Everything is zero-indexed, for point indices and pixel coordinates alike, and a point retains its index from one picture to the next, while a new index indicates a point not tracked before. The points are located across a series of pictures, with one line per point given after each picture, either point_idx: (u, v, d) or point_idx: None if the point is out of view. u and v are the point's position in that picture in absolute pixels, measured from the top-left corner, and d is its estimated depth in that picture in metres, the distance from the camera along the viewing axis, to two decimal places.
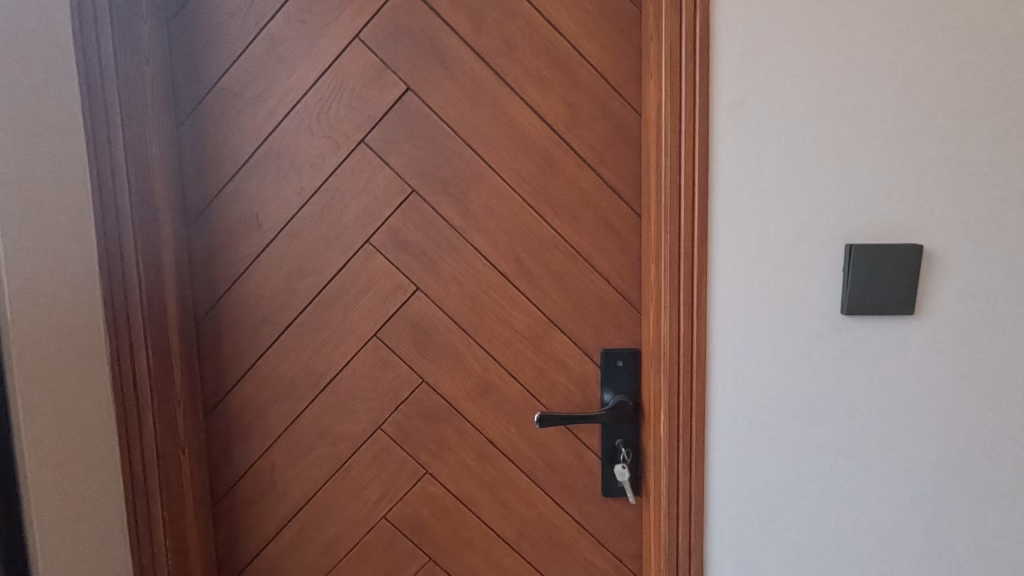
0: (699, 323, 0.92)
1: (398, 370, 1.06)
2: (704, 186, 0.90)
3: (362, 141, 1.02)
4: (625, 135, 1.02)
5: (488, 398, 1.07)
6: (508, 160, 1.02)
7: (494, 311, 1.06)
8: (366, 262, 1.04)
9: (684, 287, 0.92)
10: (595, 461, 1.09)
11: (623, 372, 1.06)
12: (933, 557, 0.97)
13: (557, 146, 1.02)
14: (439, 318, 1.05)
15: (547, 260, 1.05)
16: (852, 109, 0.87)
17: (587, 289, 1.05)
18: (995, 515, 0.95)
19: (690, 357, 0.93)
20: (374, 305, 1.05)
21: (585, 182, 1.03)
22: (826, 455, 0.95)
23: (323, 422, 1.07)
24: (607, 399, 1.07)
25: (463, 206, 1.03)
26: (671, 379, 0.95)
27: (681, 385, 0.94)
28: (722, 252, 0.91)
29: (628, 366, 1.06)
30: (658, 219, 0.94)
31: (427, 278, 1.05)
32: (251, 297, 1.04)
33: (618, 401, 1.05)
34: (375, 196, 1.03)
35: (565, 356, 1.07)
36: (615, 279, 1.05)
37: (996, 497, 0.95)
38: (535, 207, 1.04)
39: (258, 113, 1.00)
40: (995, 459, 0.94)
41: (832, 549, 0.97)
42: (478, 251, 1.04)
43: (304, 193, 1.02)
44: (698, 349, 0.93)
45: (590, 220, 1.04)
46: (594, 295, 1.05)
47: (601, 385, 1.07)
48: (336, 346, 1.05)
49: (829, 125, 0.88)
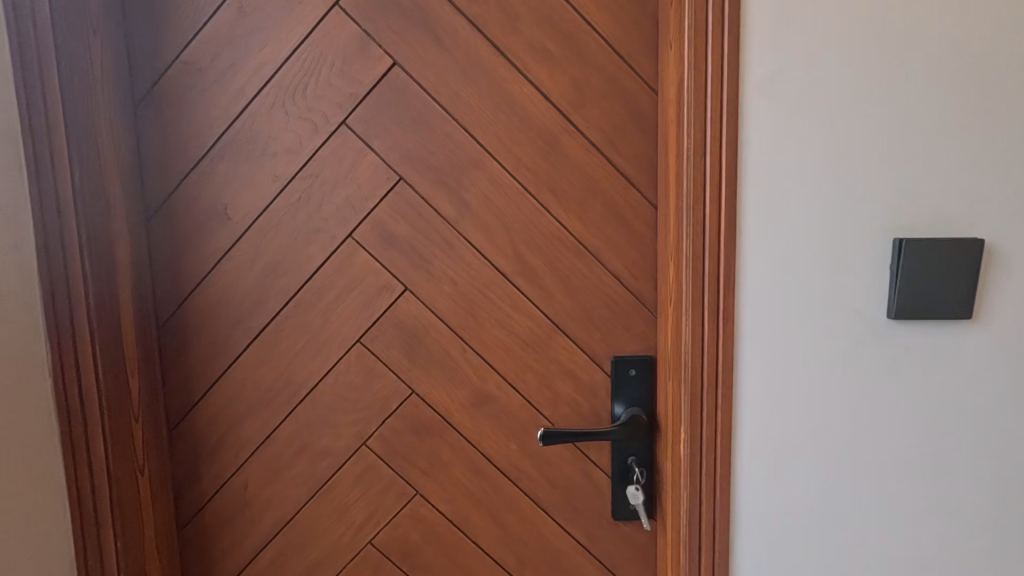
0: (726, 327, 0.81)
1: (386, 379, 0.95)
2: (733, 172, 0.78)
3: (344, 122, 0.90)
4: (640, 116, 0.91)
5: (485, 411, 0.96)
6: (507, 144, 0.91)
7: (492, 313, 0.94)
8: (348, 260, 0.93)
9: (710, 287, 0.81)
10: (604, 480, 0.98)
11: (635, 383, 0.95)
12: None
13: (562, 129, 0.91)
14: (431, 322, 0.94)
15: (551, 257, 0.94)
16: (901, 83, 0.76)
17: (595, 288, 0.94)
18: None
19: (715, 367, 0.82)
20: (359, 307, 0.94)
21: (595, 169, 0.92)
22: (866, 476, 0.84)
23: (302, 437, 0.96)
24: (619, 412, 0.96)
25: (457, 196, 0.92)
26: (693, 392, 0.83)
27: (704, 399, 0.83)
28: (752, 246, 0.80)
29: (641, 376, 0.95)
30: (679, 210, 0.82)
31: (417, 276, 0.93)
32: (220, 298, 0.92)
33: (631, 415, 0.94)
34: (358, 185, 0.91)
35: (571, 364, 0.96)
36: (628, 278, 0.94)
37: None
38: (537, 197, 0.92)
39: (225, 91, 0.89)
40: None
41: None
42: (474, 246, 0.93)
43: (279, 182, 0.91)
44: (724, 358, 0.81)
45: (599, 211, 0.93)
46: (603, 295, 0.94)
47: (612, 397, 0.96)
48: (316, 353, 0.94)
49: (874, 102, 0.77)
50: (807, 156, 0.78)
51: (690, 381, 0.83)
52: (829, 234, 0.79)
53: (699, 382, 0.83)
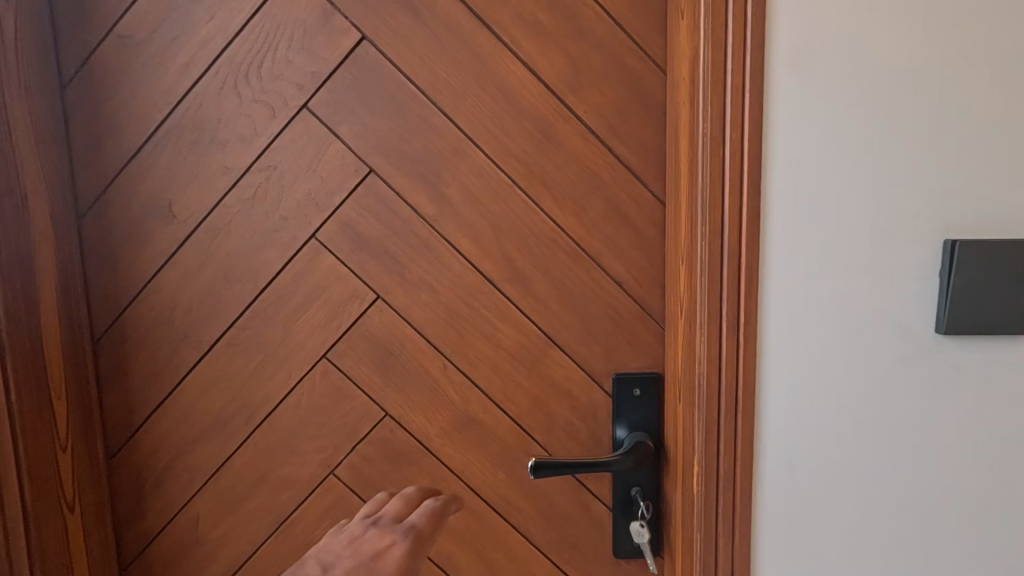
0: (748, 344, 0.69)
1: (356, 400, 0.83)
2: (757, 161, 0.66)
3: (306, 106, 0.78)
4: (646, 99, 0.79)
5: (469, 436, 0.85)
6: (494, 131, 0.79)
7: (477, 325, 0.83)
8: (312, 265, 0.81)
9: (729, 297, 0.69)
10: (604, 513, 0.87)
11: (640, 405, 0.84)
12: None
13: (556, 114, 0.79)
14: (407, 335, 0.83)
15: (543, 260, 0.82)
16: (957, 56, 0.64)
17: (594, 296, 0.82)
18: None
19: (734, 390, 0.70)
20: (324, 318, 0.82)
21: (594, 160, 0.80)
22: (908, 514, 0.73)
23: (261, 465, 0.84)
24: (621, 438, 0.84)
25: (436, 191, 0.80)
26: (710, 418, 0.72)
27: (721, 426, 0.71)
28: (779, 249, 0.68)
29: (646, 396, 0.84)
30: (693, 206, 0.71)
31: (390, 283, 0.82)
32: (164, 308, 0.81)
33: (635, 442, 0.82)
34: (322, 178, 0.80)
35: (567, 383, 0.84)
36: (631, 285, 0.82)
37: None
38: (528, 192, 0.81)
39: (167, 69, 0.77)
40: None
41: None
42: (456, 249, 0.81)
43: (231, 174, 0.79)
44: (745, 380, 0.70)
45: (599, 208, 0.81)
46: (603, 304, 0.83)
47: (613, 420, 0.85)
48: (276, 371, 0.83)
49: (924, 79, 0.65)
50: (843, 144, 0.66)
51: (705, 405, 0.71)
52: (869, 236, 0.67)
53: (716, 408, 0.71)
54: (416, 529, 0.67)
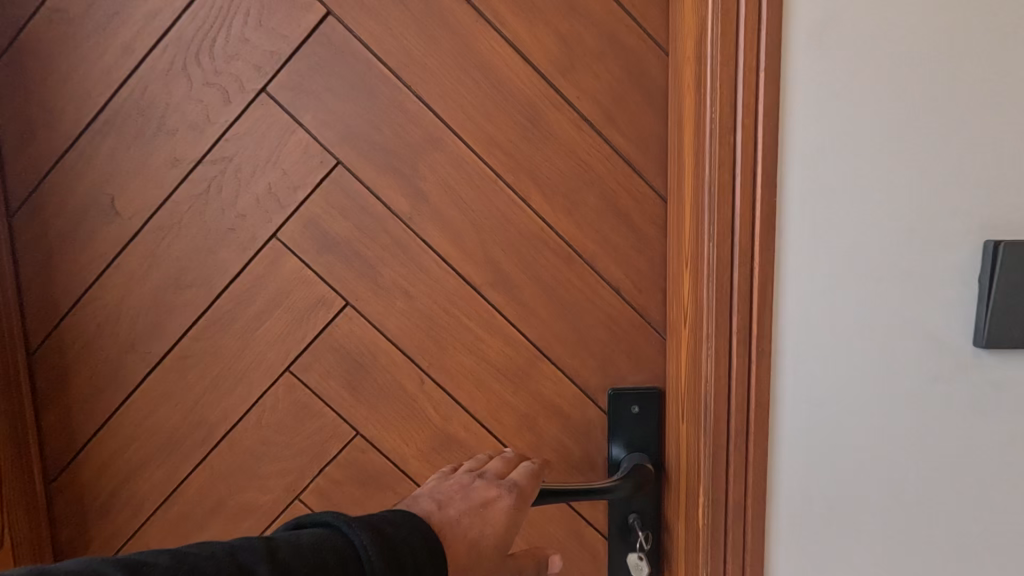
0: (761, 360, 0.61)
1: (323, 418, 0.75)
2: (773, 152, 0.58)
3: (264, 90, 0.70)
4: (645, 83, 0.71)
5: (449, 457, 0.76)
6: (476, 119, 0.71)
7: (457, 335, 0.74)
8: (272, 268, 0.73)
9: (740, 306, 0.61)
10: (598, 542, 0.79)
11: (639, 423, 0.76)
12: None
13: (545, 99, 0.71)
14: (380, 345, 0.74)
15: (532, 262, 0.74)
16: (1006, 27, 0.56)
17: (588, 303, 0.74)
18: None
19: (745, 412, 0.62)
20: (287, 328, 0.74)
21: (588, 151, 0.72)
22: (942, 549, 0.64)
23: (218, 490, 0.76)
24: (618, 460, 0.76)
25: (411, 185, 0.72)
26: (717, 443, 0.63)
27: (730, 452, 0.63)
28: (796, 252, 0.60)
29: (645, 415, 0.75)
30: (699, 203, 0.62)
31: (361, 288, 0.73)
32: (108, 316, 0.72)
33: (633, 465, 0.74)
34: (284, 172, 0.71)
35: (558, 399, 0.76)
36: (629, 291, 0.74)
37: None
38: (514, 187, 0.72)
39: (107, 49, 0.68)
40: None
41: None
42: (434, 250, 0.73)
43: (180, 167, 0.71)
44: (758, 401, 0.62)
45: (593, 205, 0.73)
46: (598, 312, 0.74)
47: (609, 440, 0.76)
48: (234, 386, 0.74)
49: (968, 54, 0.56)
50: (870, 133, 0.58)
51: (712, 429, 0.63)
52: (898, 237, 0.59)
53: (724, 432, 0.63)
54: (520, 486, 0.62)
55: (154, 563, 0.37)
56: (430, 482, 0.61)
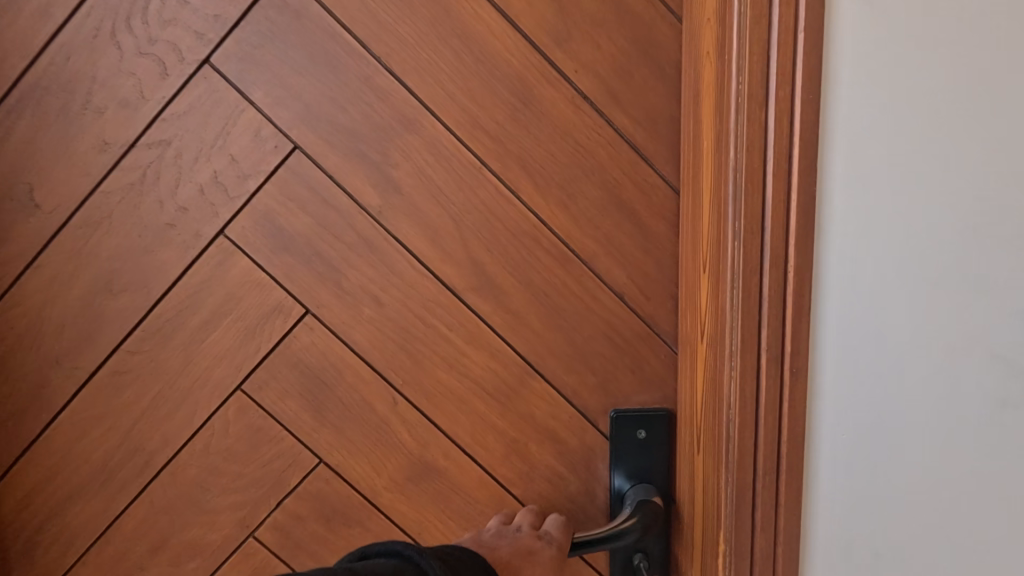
0: (796, 382, 0.51)
1: (281, 444, 0.65)
2: (814, 131, 0.48)
3: (208, 60, 0.59)
4: (655, 55, 0.60)
5: (427, 488, 0.66)
6: (457, 97, 0.61)
7: (436, 348, 0.64)
8: (220, 271, 0.62)
9: (772, 317, 0.51)
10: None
11: (645, 451, 0.66)
12: None
13: (538, 74, 0.61)
14: (347, 361, 0.64)
15: (522, 265, 0.63)
16: None
17: (587, 311, 0.64)
18: None
19: (775, 442, 0.52)
20: (237, 340, 0.63)
21: (587, 135, 0.61)
22: None
23: (159, 527, 0.66)
24: (622, 493, 0.66)
25: (382, 174, 0.62)
26: (743, 480, 0.54)
27: (757, 490, 0.54)
28: (840, 257, 0.49)
29: (653, 441, 0.65)
30: (722, 195, 0.52)
31: (323, 294, 0.63)
32: (27, 326, 0.62)
33: (639, 500, 0.64)
34: (234, 158, 0.61)
35: (552, 422, 0.66)
36: (634, 297, 0.64)
37: None
38: (501, 177, 0.62)
39: (23, 11, 0.58)
40: None
41: None
42: (408, 250, 0.63)
43: (110, 151, 0.60)
44: (791, 430, 0.52)
45: (594, 197, 0.62)
46: (598, 322, 0.64)
47: (611, 470, 0.66)
48: (177, 407, 0.64)
49: None
50: (951, 108, 0.45)
51: (736, 462, 0.54)
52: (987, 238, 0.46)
53: (751, 466, 0.54)
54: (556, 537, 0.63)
55: None
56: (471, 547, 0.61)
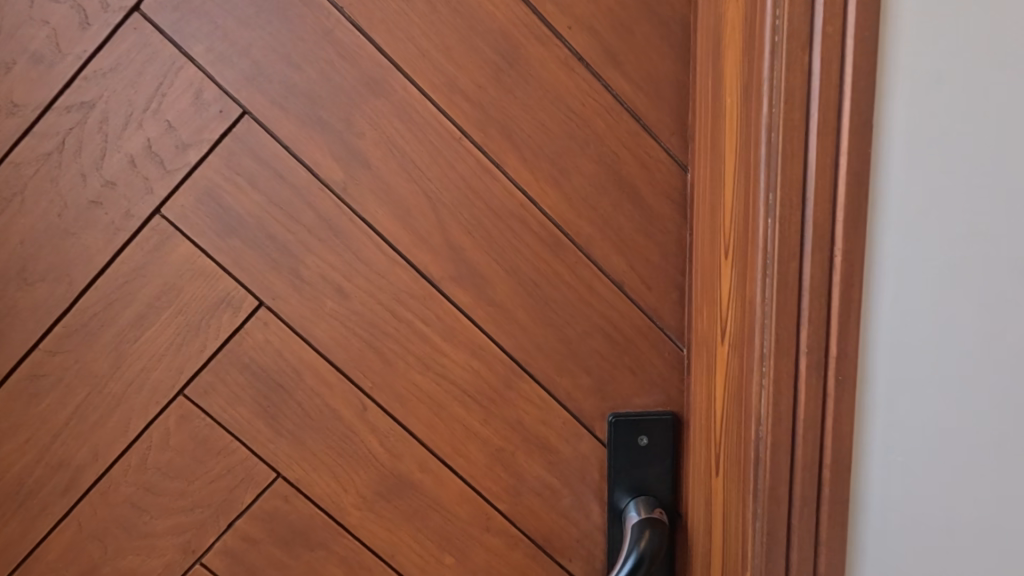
0: (844, 389, 0.43)
1: (232, 456, 0.57)
2: (868, 84, 0.39)
3: (137, 8, 0.50)
4: (660, 9, 0.53)
5: (401, 505, 0.58)
6: (431, 54, 0.52)
7: (408, 346, 0.56)
8: (157, 258, 0.53)
9: (813, 309, 0.43)
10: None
11: (646, 461, 0.58)
12: None
13: (525, 29, 0.53)
14: (306, 361, 0.56)
15: (507, 251, 0.55)
16: None
17: (582, 303, 0.57)
18: None
19: (815, 460, 0.44)
20: (177, 337, 0.54)
21: (582, 100, 0.54)
22: None
23: (88, 554, 0.57)
24: (623, 509, 0.59)
25: (345, 145, 0.53)
26: (777, 502, 0.46)
27: (795, 517, 0.45)
28: (897, 238, 0.41)
29: (655, 449, 0.58)
30: (752, 165, 0.44)
31: (278, 283, 0.54)
32: None
33: (643, 516, 0.57)
34: (171, 124, 0.52)
35: (542, 429, 0.58)
36: (636, 287, 0.57)
37: None
38: (485, 148, 0.54)
39: None
40: None
41: None
42: (376, 232, 0.54)
43: (21, 114, 0.51)
44: (836, 445, 0.44)
45: (589, 173, 0.55)
46: (595, 314, 0.57)
47: (609, 484, 0.59)
48: (107, 416, 0.55)
49: None
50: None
51: (768, 482, 0.46)
52: None
53: (785, 486, 0.45)
54: None
55: None
56: None
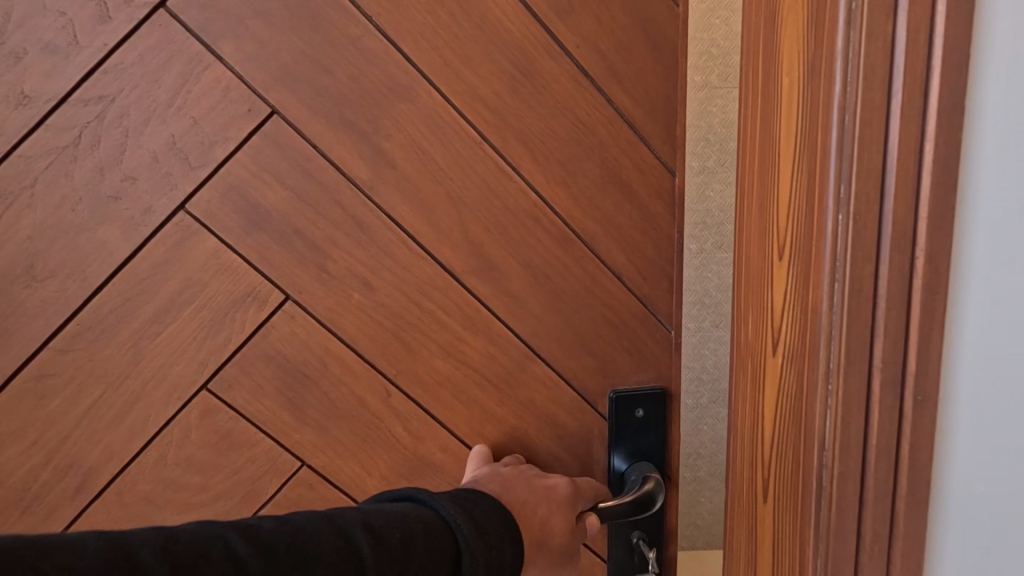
0: (923, 408, 0.38)
1: (256, 448, 0.58)
2: (966, 59, 0.33)
3: (162, 5, 0.51)
4: (655, 35, 0.61)
5: (423, 485, 0.62)
6: (454, 64, 0.57)
7: (432, 336, 0.60)
8: (179, 253, 0.53)
9: (890, 319, 0.37)
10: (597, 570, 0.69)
11: (643, 429, 0.66)
12: None
13: (538, 46, 0.58)
14: (333, 352, 0.58)
15: (521, 245, 0.61)
16: None
17: (587, 292, 0.63)
18: None
19: (889, 488, 0.39)
20: (200, 332, 0.55)
21: (588, 111, 0.60)
22: None
23: None
24: (623, 473, 0.66)
25: (372, 146, 0.56)
26: (842, 530, 0.41)
27: (863, 548, 0.40)
28: (995, 233, 0.35)
29: (651, 419, 0.66)
30: (820, 155, 0.39)
31: (305, 278, 0.56)
32: None
33: (642, 477, 0.64)
34: (197, 121, 0.52)
35: (551, 407, 0.64)
36: (633, 277, 0.64)
37: None
38: (502, 152, 0.59)
39: None
40: None
41: None
42: (402, 228, 0.58)
43: (35, 106, 0.50)
44: (914, 471, 0.38)
45: (594, 176, 0.62)
46: (598, 302, 0.64)
47: (611, 452, 0.66)
48: (125, 413, 0.54)
49: None
50: None
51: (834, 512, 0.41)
52: None
53: (855, 515, 0.40)
54: (577, 483, 0.61)
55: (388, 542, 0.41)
56: (502, 469, 0.58)
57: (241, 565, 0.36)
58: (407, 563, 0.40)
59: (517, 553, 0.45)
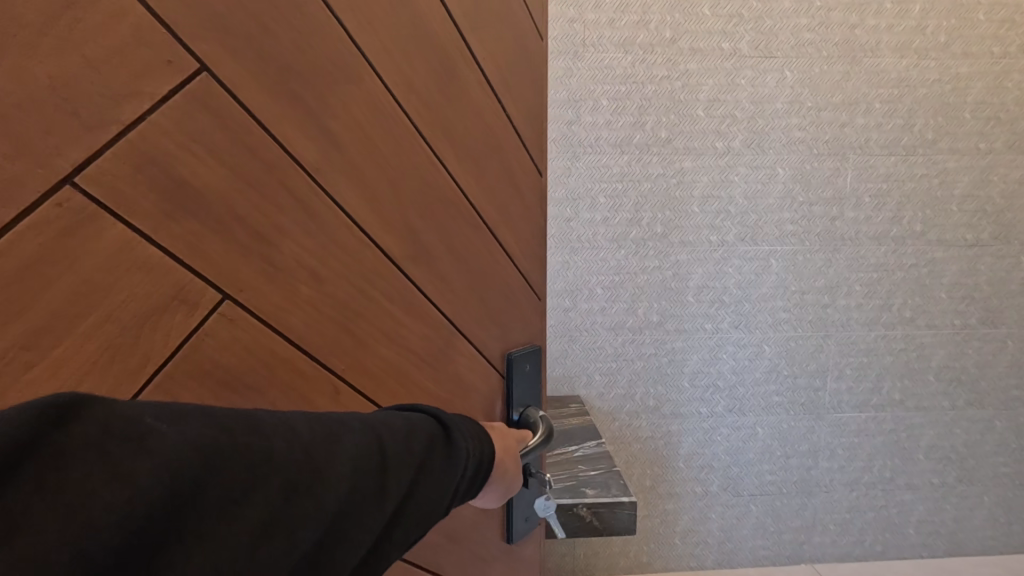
0: None
1: None
2: None
3: None
4: (531, 61, 0.70)
5: None
6: (394, 53, 0.53)
7: (378, 325, 0.55)
8: (68, 248, 0.36)
9: None
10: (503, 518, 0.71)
11: (528, 380, 0.74)
12: (822, 503, 1.63)
13: (456, 50, 0.59)
14: (279, 355, 0.48)
15: (450, 229, 0.61)
16: (858, 71, 1.43)
17: (494, 278, 0.68)
18: (871, 503, 1.63)
19: None
20: (106, 356, 0.38)
21: (491, 115, 0.65)
22: (830, 455, 1.60)
23: None
24: (520, 421, 0.71)
25: (317, 123, 0.48)
26: None
27: None
28: None
29: (531, 369, 0.74)
30: None
31: (251, 277, 0.45)
32: None
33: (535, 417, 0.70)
34: (88, 61, 0.35)
35: (478, 389, 0.67)
36: (518, 255, 0.72)
37: (873, 479, 1.62)
38: (432, 146, 0.58)
39: None
40: (873, 478, 1.62)
41: (797, 496, 1.62)
42: (345, 212, 0.50)
43: None
44: None
45: (495, 168, 0.66)
46: (500, 286, 0.69)
47: (508, 406, 0.71)
48: None
49: (859, 65, 1.43)
50: None
51: None
52: None
53: None
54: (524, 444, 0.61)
55: (392, 422, 0.41)
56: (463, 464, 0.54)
57: (293, 428, 0.35)
58: (421, 439, 0.41)
59: (493, 448, 0.49)
